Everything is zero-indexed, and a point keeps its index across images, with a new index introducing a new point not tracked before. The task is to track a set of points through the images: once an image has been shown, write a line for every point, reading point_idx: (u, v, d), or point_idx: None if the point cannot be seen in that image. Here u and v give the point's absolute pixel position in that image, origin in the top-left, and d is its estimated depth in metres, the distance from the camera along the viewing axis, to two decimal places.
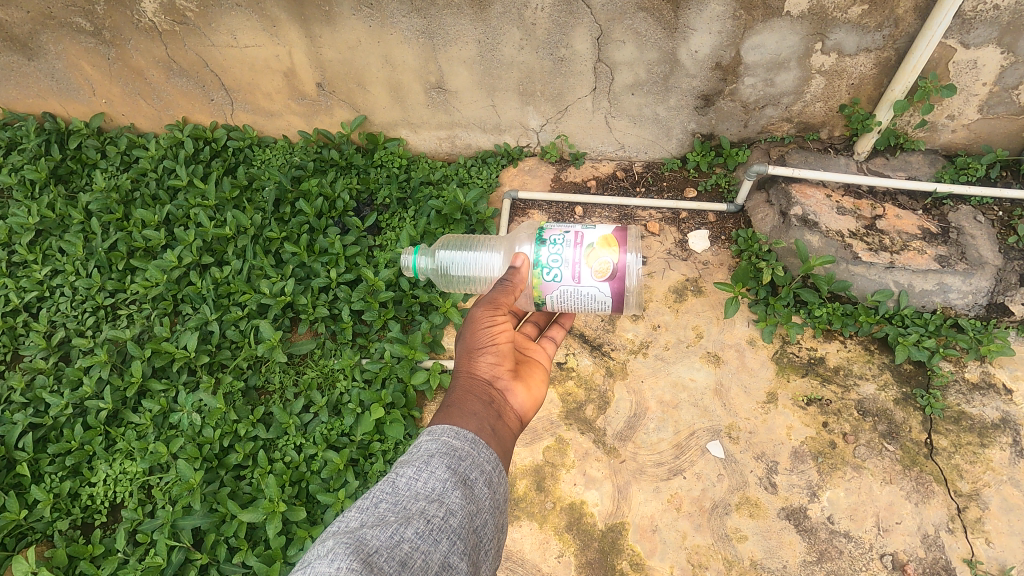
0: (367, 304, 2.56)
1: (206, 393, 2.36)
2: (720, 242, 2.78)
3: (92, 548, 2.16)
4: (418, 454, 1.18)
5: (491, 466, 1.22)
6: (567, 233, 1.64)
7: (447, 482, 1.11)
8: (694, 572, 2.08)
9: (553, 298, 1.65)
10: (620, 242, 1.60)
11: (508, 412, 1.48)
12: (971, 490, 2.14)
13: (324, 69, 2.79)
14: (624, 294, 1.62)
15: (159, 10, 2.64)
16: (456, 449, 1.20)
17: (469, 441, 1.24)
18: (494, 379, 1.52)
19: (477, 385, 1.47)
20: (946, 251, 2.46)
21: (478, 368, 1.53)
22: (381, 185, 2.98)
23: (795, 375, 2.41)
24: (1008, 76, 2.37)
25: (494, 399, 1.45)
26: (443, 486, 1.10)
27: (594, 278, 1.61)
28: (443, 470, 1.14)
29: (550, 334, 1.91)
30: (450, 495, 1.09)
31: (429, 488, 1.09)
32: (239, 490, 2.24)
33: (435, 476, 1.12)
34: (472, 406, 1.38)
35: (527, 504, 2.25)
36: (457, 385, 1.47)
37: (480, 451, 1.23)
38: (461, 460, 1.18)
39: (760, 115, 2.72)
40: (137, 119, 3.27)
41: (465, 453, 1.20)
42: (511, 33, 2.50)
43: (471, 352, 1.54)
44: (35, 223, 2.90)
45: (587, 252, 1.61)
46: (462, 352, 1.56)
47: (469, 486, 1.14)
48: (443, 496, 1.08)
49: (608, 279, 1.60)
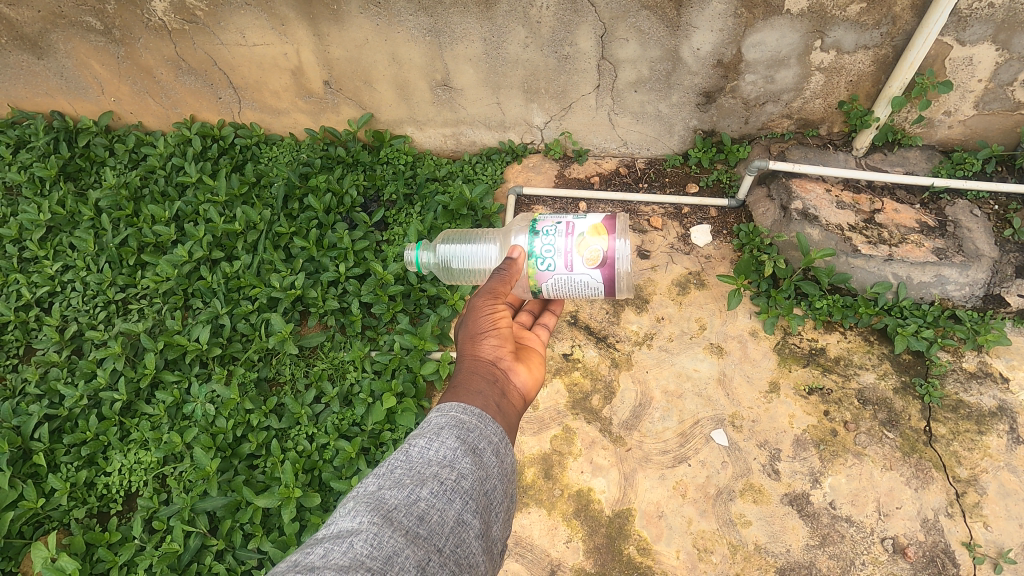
0: (377, 296, 2.60)
1: (219, 384, 2.42)
2: (722, 237, 2.83)
3: (109, 536, 2.19)
4: (428, 426, 1.21)
5: (498, 437, 1.25)
6: (559, 223, 1.68)
7: (458, 450, 1.15)
8: (700, 556, 2.13)
9: (548, 286, 1.70)
10: (610, 230, 1.64)
11: (512, 391, 1.49)
12: (969, 476, 2.19)
13: (331, 67, 2.83)
14: (615, 280, 1.66)
15: (170, 9, 2.68)
16: (464, 422, 1.23)
17: (477, 415, 1.26)
18: (497, 361, 1.53)
19: (481, 366, 1.48)
20: (944, 244, 2.51)
21: (481, 351, 1.54)
22: (387, 182, 3.02)
23: (797, 366, 2.46)
24: (1003, 73, 2.43)
25: (497, 379, 1.47)
26: (454, 453, 1.14)
27: (587, 267, 1.65)
28: (454, 440, 1.17)
29: (544, 321, 1.92)
30: (462, 461, 1.13)
31: (441, 455, 1.13)
32: (253, 478, 2.28)
33: (445, 444, 1.15)
34: (477, 385, 1.39)
35: (536, 491, 2.29)
36: (461, 368, 1.49)
37: (487, 424, 1.26)
38: (470, 431, 1.21)
39: (761, 111, 2.77)
40: (145, 117, 3.31)
41: (473, 426, 1.23)
42: (516, 31, 2.55)
43: (473, 337, 1.57)
44: (46, 219, 2.94)
45: (578, 241, 1.65)
46: (464, 338, 1.59)
47: (478, 454, 1.17)
48: (455, 462, 1.12)
49: (600, 266, 1.65)
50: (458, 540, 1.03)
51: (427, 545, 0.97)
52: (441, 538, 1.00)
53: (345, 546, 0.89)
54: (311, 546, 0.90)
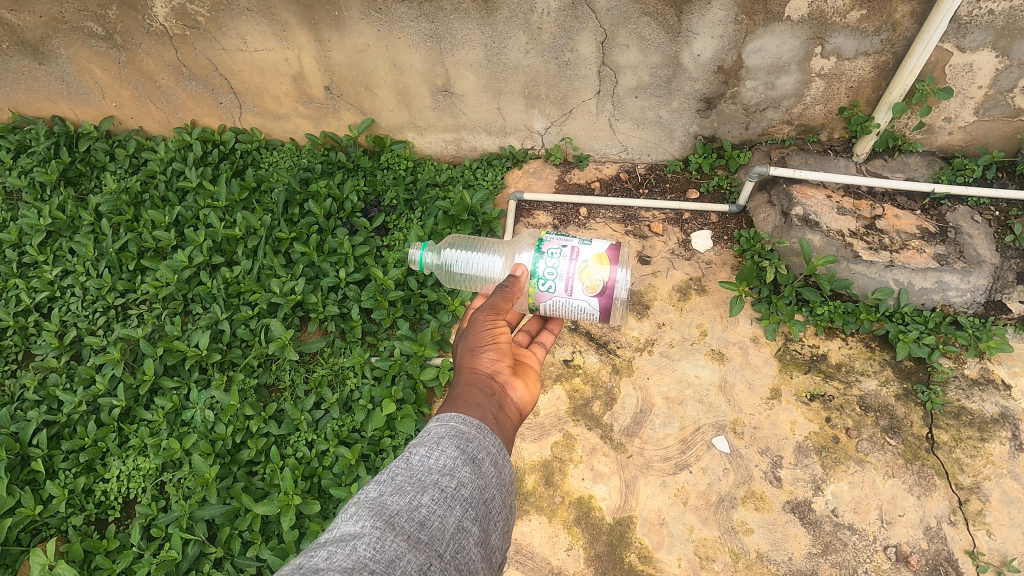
0: (377, 302, 2.60)
1: (218, 390, 2.42)
2: (722, 242, 2.83)
3: (107, 543, 2.18)
4: (427, 436, 1.19)
5: (497, 448, 1.23)
6: (564, 246, 1.67)
7: (458, 459, 1.14)
8: (701, 564, 2.11)
9: (546, 306, 1.71)
10: (613, 260, 1.65)
11: (509, 405, 1.47)
12: (972, 484, 2.18)
13: (332, 73, 2.84)
14: (612, 309, 1.67)
15: (171, 14, 2.68)
16: (464, 432, 1.21)
17: (476, 425, 1.24)
18: (495, 374, 1.51)
19: (479, 378, 1.46)
20: (944, 250, 2.51)
21: (480, 364, 1.53)
22: (387, 187, 3.02)
23: (799, 372, 2.46)
24: (1003, 80, 2.43)
25: (495, 392, 1.45)
26: (453, 462, 1.13)
27: (589, 294, 1.65)
28: (453, 449, 1.16)
29: (540, 339, 1.91)
30: (461, 470, 1.12)
31: (441, 463, 1.12)
32: (251, 485, 2.27)
33: (445, 452, 1.14)
34: (476, 397, 1.37)
35: (537, 498, 2.28)
36: (459, 380, 1.47)
37: (486, 435, 1.23)
38: (469, 441, 1.19)
39: (761, 117, 2.78)
40: (146, 122, 3.31)
41: (472, 436, 1.21)
42: (517, 37, 2.56)
43: (473, 350, 1.56)
44: (46, 224, 2.92)
45: (580, 268, 1.65)
46: (463, 351, 1.58)
47: (478, 464, 1.16)
48: (455, 470, 1.11)
49: (598, 294, 1.65)
50: (458, 546, 1.02)
51: (428, 550, 0.96)
52: (442, 543, 0.99)
53: (349, 548, 0.89)
54: (313, 549, 0.90)
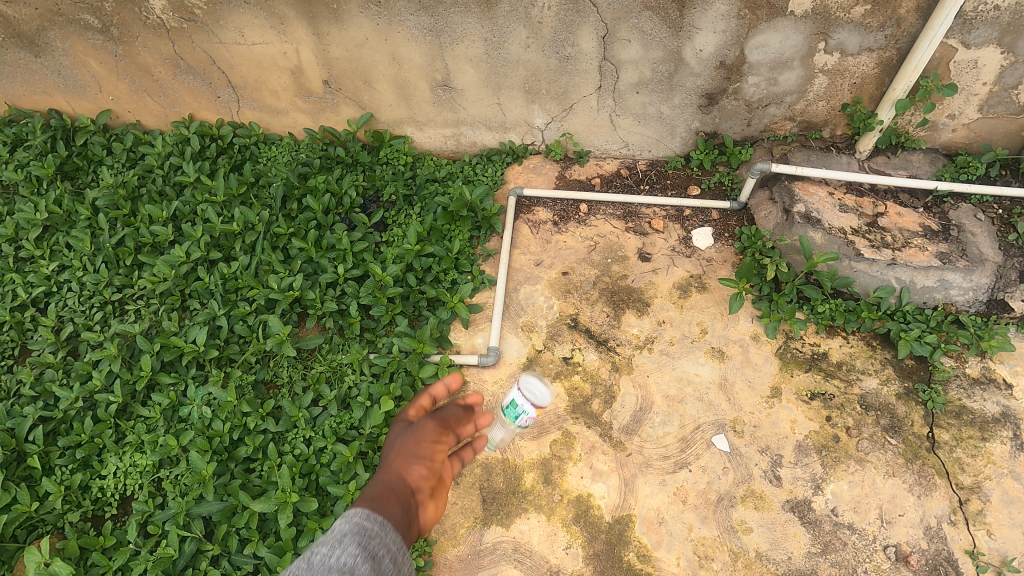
0: (375, 298, 2.59)
1: (216, 387, 2.41)
2: (724, 239, 2.81)
3: (103, 540, 2.17)
4: (331, 535, 1.09)
5: (398, 547, 1.16)
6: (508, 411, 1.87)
7: (358, 556, 1.04)
8: (700, 563, 2.11)
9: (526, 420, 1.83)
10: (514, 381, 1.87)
11: (420, 526, 1.34)
12: (972, 483, 2.17)
13: (330, 67, 2.81)
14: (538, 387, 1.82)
15: (168, 7, 2.65)
16: (367, 529, 1.14)
17: (380, 521, 1.18)
18: (417, 488, 1.39)
19: (400, 485, 1.35)
20: (947, 248, 2.49)
21: (407, 472, 1.41)
22: (386, 183, 3.00)
23: (799, 370, 2.44)
24: (1008, 76, 2.41)
25: (413, 506, 1.33)
26: (354, 560, 1.03)
27: (521, 391, 1.81)
28: (355, 546, 1.07)
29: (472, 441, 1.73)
30: (361, 568, 1.02)
31: (342, 561, 1.01)
32: (249, 482, 2.25)
33: (346, 550, 1.04)
34: (391, 504, 1.26)
35: (535, 496, 2.27)
36: (379, 481, 1.36)
37: (390, 532, 1.17)
38: (371, 538, 1.12)
39: (763, 114, 2.75)
40: (144, 116, 3.29)
41: (374, 533, 1.14)
42: (517, 31, 2.53)
43: (404, 456, 1.45)
44: (43, 218, 2.90)
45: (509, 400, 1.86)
46: (394, 455, 1.47)
47: (378, 562, 1.07)
48: (356, 568, 1.01)
49: (522, 394, 1.81)
50: None
51: None
52: None
53: None
54: None
